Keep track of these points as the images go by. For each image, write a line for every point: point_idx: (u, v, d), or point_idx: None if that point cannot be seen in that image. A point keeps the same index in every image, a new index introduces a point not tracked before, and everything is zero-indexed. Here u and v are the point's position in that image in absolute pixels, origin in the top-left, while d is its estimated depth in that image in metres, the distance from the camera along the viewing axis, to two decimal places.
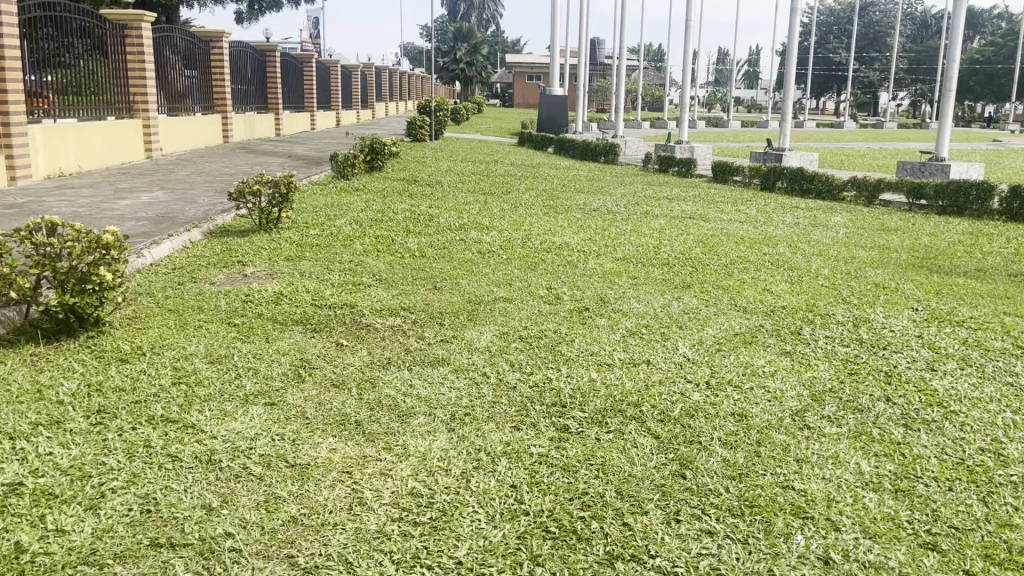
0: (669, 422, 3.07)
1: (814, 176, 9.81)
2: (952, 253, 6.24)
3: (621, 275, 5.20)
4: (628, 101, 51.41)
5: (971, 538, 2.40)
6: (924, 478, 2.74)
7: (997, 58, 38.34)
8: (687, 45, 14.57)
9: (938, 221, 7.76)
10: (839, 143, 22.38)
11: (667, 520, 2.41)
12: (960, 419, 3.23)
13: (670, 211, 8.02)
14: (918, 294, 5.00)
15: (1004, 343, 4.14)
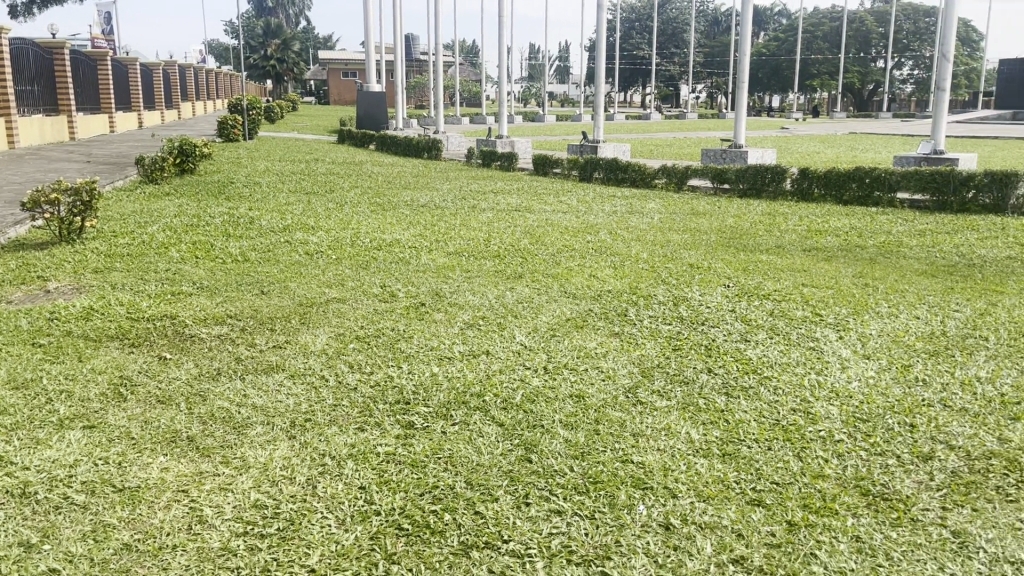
0: (512, 410, 3.12)
1: (627, 166, 10.28)
2: (755, 232, 6.76)
3: (454, 269, 5.23)
4: (445, 97, 51.62)
5: (790, 491, 2.62)
6: (746, 441, 2.96)
7: (780, 51, 41.82)
8: (502, 41, 14.83)
9: (740, 204, 8.37)
10: (648, 133, 23.62)
11: (517, 505, 2.45)
12: (772, 383, 3.51)
13: (496, 204, 8.14)
14: (729, 272, 5.37)
15: (805, 312, 4.53)
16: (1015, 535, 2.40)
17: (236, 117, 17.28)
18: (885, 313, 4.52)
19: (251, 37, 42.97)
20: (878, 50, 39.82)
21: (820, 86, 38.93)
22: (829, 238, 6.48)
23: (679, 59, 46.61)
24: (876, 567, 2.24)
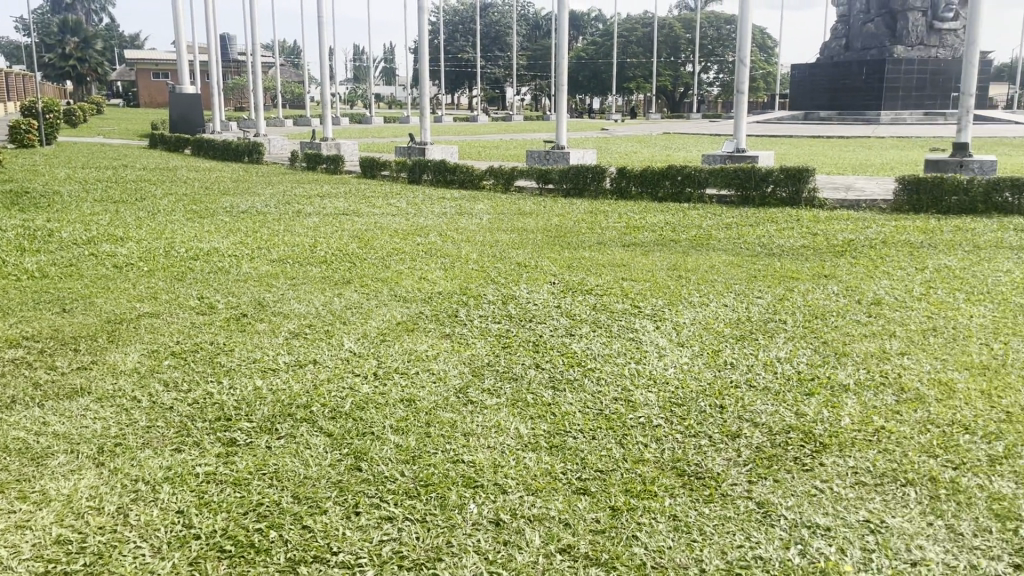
0: (340, 419, 3.06)
1: (455, 167, 10.34)
2: (579, 230, 7.00)
3: (277, 277, 5.06)
4: (267, 99, 49.88)
5: (613, 478, 2.74)
6: (572, 432, 3.07)
7: (597, 55, 43.54)
8: (322, 41, 14.52)
9: (565, 203, 8.64)
10: (475, 135, 23.88)
11: (347, 515, 2.42)
12: (596, 375, 3.65)
13: (322, 208, 7.96)
14: (554, 269, 5.53)
15: (626, 305, 4.75)
16: (811, 501, 2.64)
17: (30, 120, 15.87)
18: (697, 303, 4.82)
19: (45, 34, 39.61)
20: (687, 54, 42.33)
21: (636, 88, 40.88)
22: (647, 234, 6.81)
23: (503, 62, 47.49)
24: (692, 542, 2.39)
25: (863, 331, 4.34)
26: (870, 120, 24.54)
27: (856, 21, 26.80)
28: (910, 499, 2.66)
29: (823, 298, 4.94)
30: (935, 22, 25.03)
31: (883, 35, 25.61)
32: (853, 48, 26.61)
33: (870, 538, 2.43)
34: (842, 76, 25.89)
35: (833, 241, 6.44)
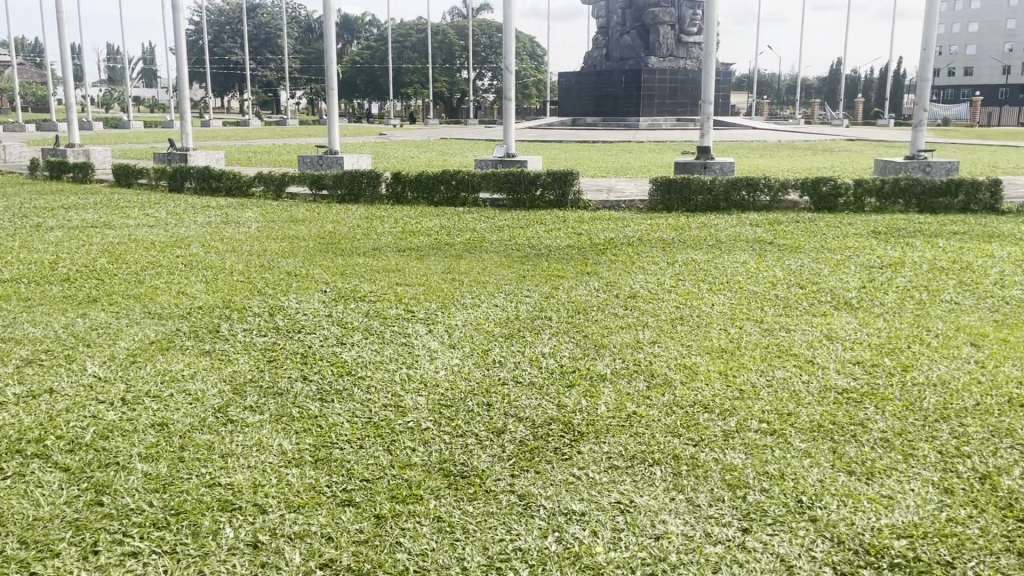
0: (81, 451, 2.81)
1: (221, 174, 9.84)
2: (352, 236, 6.90)
3: (9, 300, 4.56)
4: (5, 101, 44.87)
5: (379, 485, 2.72)
6: (339, 443, 3.02)
7: (373, 60, 43.32)
8: (64, 38, 13.29)
9: (339, 209, 8.49)
10: (247, 140, 22.92)
11: (84, 556, 2.23)
12: (365, 383, 3.62)
13: (67, 221, 7.27)
14: (325, 277, 5.41)
15: (398, 310, 4.75)
16: (568, 489, 2.78)
17: None
18: (468, 304, 4.91)
19: None
20: (461, 61, 43.20)
21: (414, 93, 41.16)
22: (421, 238, 6.86)
23: (275, 64, 45.96)
24: (454, 542, 2.43)
25: (620, 323, 4.64)
26: (631, 125, 26.31)
27: (614, 33, 28.57)
28: (656, 478, 2.87)
29: (585, 294, 5.22)
30: (681, 35, 27.38)
31: (639, 47, 27.57)
32: (613, 58, 28.45)
33: (620, 519, 2.59)
34: (603, 84, 27.55)
35: (596, 239, 6.83)
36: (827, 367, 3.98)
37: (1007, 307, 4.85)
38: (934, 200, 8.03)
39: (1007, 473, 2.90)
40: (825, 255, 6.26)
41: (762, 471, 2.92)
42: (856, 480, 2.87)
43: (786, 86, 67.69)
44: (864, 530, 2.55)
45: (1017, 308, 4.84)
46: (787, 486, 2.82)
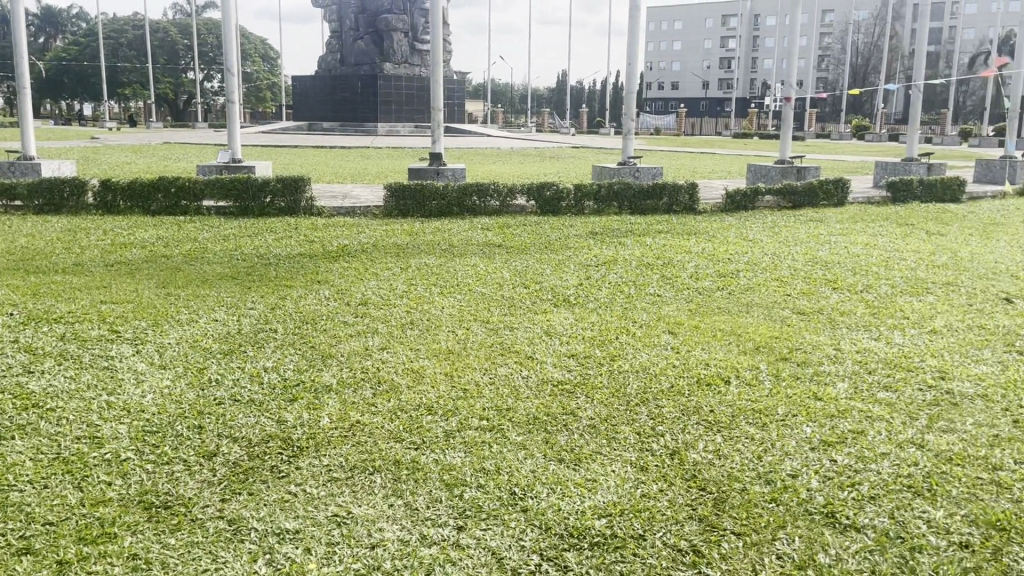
0: None
1: None
2: (50, 251, 6.21)
3: None
4: None
5: (65, 528, 2.46)
6: (18, 485, 2.69)
7: (82, 57, 39.48)
8: None
9: (35, 222, 7.61)
10: None
11: None
12: (56, 414, 3.25)
13: None
14: (13, 299, 4.81)
15: (101, 330, 4.33)
16: (283, 507, 2.68)
17: None
18: (184, 321, 4.60)
19: None
20: (187, 61, 40.69)
21: (133, 94, 38.09)
22: (134, 251, 6.33)
23: None
24: None
25: (348, 331, 4.57)
26: (368, 130, 26.26)
27: (347, 38, 28.29)
28: (375, 485, 2.86)
29: (314, 304, 5.09)
30: (415, 43, 28.00)
31: (373, 52, 27.61)
32: (347, 63, 28.23)
33: (336, 532, 2.55)
34: (339, 89, 27.22)
35: (327, 247, 6.70)
36: (545, 362, 4.18)
37: (700, 297, 5.41)
38: (643, 202, 8.80)
39: (693, 447, 3.22)
40: (548, 256, 6.63)
41: (478, 468, 3.01)
42: (564, 467, 3.05)
43: (518, 95, 71.24)
44: (569, 514, 2.70)
45: (708, 297, 5.42)
46: (502, 479, 2.92)
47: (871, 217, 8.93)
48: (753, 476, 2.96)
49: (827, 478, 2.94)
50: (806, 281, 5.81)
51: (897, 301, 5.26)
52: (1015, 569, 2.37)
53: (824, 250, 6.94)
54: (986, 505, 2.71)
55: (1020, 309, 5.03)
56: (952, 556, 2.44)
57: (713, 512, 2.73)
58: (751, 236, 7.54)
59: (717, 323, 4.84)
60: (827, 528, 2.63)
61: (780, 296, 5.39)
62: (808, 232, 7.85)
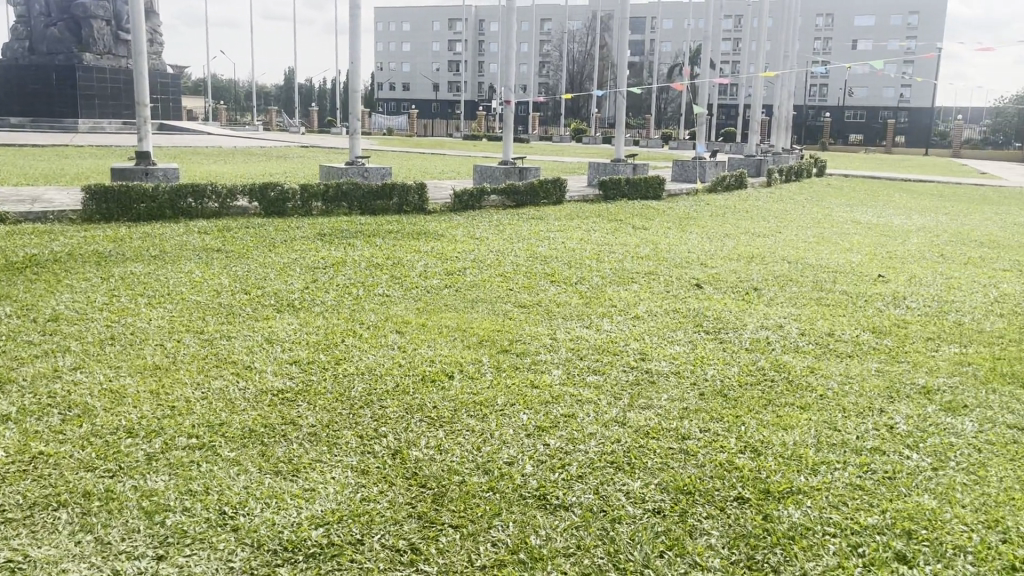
0: None
1: None
2: None
3: None
4: None
5: None
6: None
7: None
8: None
9: None
10: None
11: None
12: None
13: None
14: None
15: None
16: None
17: None
18: None
19: None
20: None
21: None
22: None
23: None
24: None
25: (33, 352, 4.05)
26: (67, 127, 23.55)
27: (36, 23, 25.32)
28: (60, 523, 2.54)
29: None
30: (119, 33, 25.86)
31: (69, 41, 24.91)
32: (38, 52, 25.20)
33: None
34: (28, 80, 24.24)
35: (11, 258, 5.90)
36: (264, 370, 3.95)
37: (427, 295, 5.41)
38: (373, 203, 8.72)
39: (415, 444, 3.12)
40: (271, 260, 6.34)
41: (184, 490, 2.78)
42: (280, 480, 2.88)
43: (243, 93, 68.06)
44: (283, 527, 2.56)
45: (435, 295, 5.43)
46: (210, 500, 2.72)
47: (586, 214, 9.58)
48: (471, 468, 2.93)
49: (541, 462, 2.97)
50: (527, 276, 6.06)
51: (606, 291, 5.65)
52: (697, 529, 2.54)
53: (544, 246, 7.31)
54: (676, 472, 2.89)
55: (708, 294, 5.62)
56: (646, 522, 2.57)
57: (431, 508, 2.68)
58: (477, 235, 7.75)
59: (444, 320, 4.78)
60: (538, 510, 2.66)
61: (503, 291, 5.56)
62: (530, 229, 8.23)
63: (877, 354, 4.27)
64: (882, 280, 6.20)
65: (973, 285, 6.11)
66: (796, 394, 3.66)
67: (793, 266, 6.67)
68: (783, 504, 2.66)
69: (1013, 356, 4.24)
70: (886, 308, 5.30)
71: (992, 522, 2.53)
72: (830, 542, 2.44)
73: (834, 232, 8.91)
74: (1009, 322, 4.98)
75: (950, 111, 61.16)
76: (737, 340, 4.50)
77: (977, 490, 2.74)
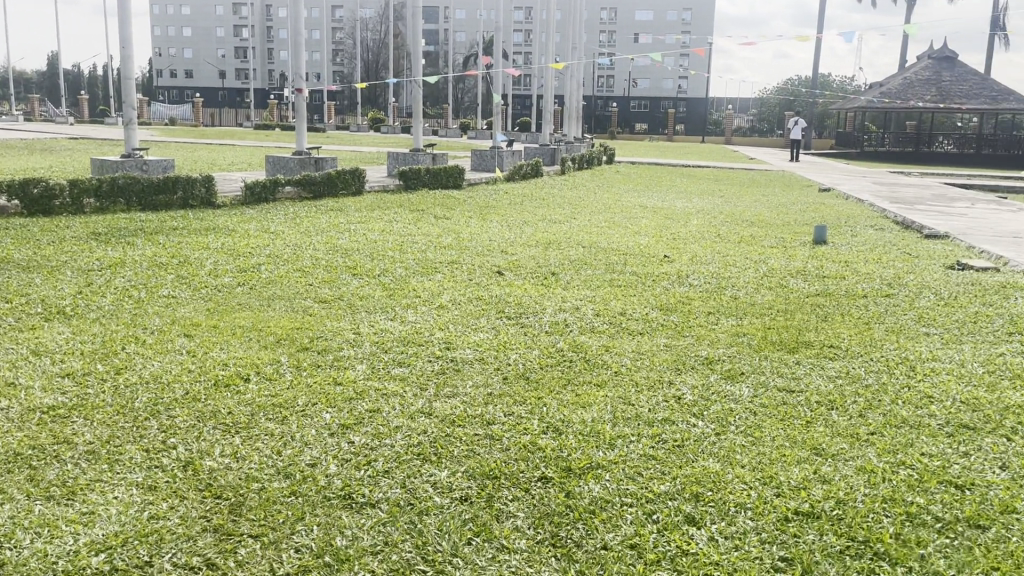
0: None
1: None
2: None
3: None
4: None
5: None
6: None
7: None
8: None
9: None
10: None
11: None
12: None
13: None
14: None
15: None
16: None
17: None
18: None
19: None
20: None
21: None
22: None
23: None
24: None
25: None
26: None
27: None
28: None
29: None
30: None
31: None
32: None
33: None
34: None
35: None
36: (31, 387, 3.54)
37: (218, 294, 5.10)
38: (154, 198, 8.12)
39: (209, 454, 2.89)
40: (37, 263, 5.74)
41: None
42: (53, 506, 2.57)
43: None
44: (58, 558, 2.30)
45: (228, 293, 5.13)
46: None
47: (386, 205, 9.47)
48: (271, 474, 2.76)
49: (345, 461, 2.87)
50: (327, 270, 5.89)
51: (409, 282, 5.60)
52: (503, 512, 2.57)
53: (344, 238, 7.14)
54: (481, 458, 2.91)
55: (509, 280, 5.73)
56: (453, 511, 2.56)
57: (229, 519, 2.50)
58: (272, 229, 7.42)
59: (236, 320, 4.52)
60: (343, 510, 2.56)
61: (302, 286, 5.36)
62: (328, 222, 8.01)
63: (664, 330, 4.54)
64: (668, 260, 6.60)
65: (745, 261, 6.65)
66: (593, 372, 3.82)
67: (588, 250, 6.95)
68: (583, 480, 2.76)
69: (781, 324, 4.66)
70: (672, 286, 5.64)
71: (767, 478, 2.76)
72: (627, 513, 2.55)
73: (623, 216, 9.39)
74: (777, 294, 5.47)
75: (721, 101, 66.39)
76: (537, 324, 4.62)
77: (753, 450, 2.98)
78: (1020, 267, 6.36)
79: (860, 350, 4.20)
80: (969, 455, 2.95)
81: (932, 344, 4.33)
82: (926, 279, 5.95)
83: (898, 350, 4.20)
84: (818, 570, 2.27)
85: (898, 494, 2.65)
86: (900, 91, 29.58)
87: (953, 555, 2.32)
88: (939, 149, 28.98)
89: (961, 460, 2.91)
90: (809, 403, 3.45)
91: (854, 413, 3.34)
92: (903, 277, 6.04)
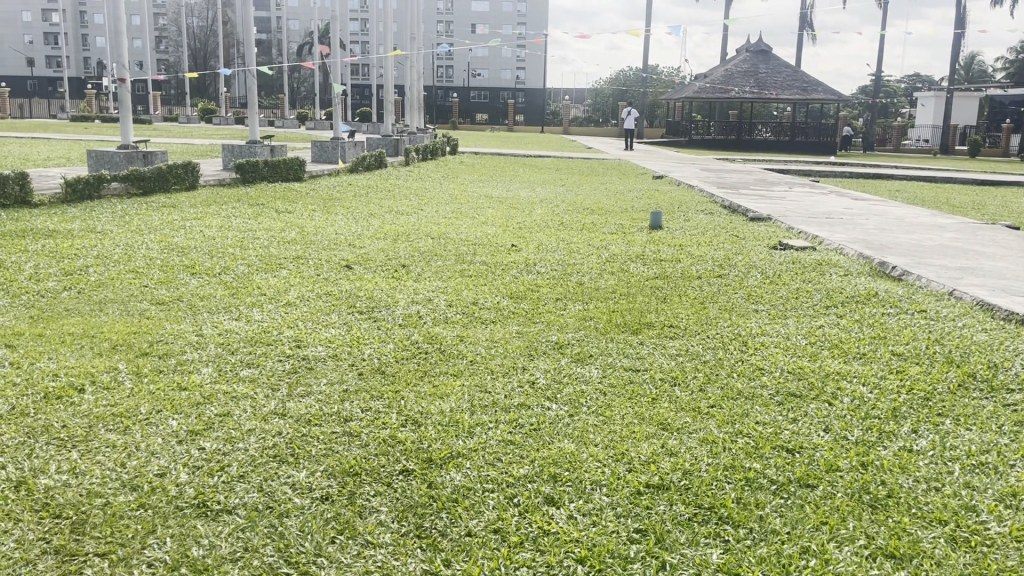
0: None
1: None
2: None
3: None
4: None
5: None
6: None
7: None
8: None
9: None
10: None
11: None
12: None
13: None
14: None
15: None
16: None
17: None
18: None
19: None
20: None
21: None
22: None
23: None
24: None
25: None
26: None
27: None
28: None
29: None
30: None
31: None
32: None
33: None
34: None
35: None
36: None
37: (42, 301, 4.71)
38: None
39: (44, 472, 2.68)
40: None
41: None
42: None
43: None
44: None
45: (53, 299, 4.75)
46: None
47: (223, 200, 9.07)
48: (116, 487, 2.61)
49: (196, 468, 2.75)
50: (163, 269, 5.58)
51: (253, 280, 5.41)
52: (366, 508, 2.55)
53: (179, 236, 6.79)
54: (340, 456, 2.87)
55: (358, 274, 5.65)
56: (314, 511, 2.52)
57: (71, 539, 2.34)
58: (99, 228, 6.94)
59: (65, 327, 4.20)
60: (198, 520, 2.46)
61: (136, 288, 5.04)
62: (161, 219, 7.59)
63: (515, 317, 4.64)
64: (515, 249, 6.73)
65: (588, 248, 6.89)
66: (448, 362, 3.85)
67: (436, 241, 6.97)
68: (444, 470, 2.78)
69: (625, 307, 4.87)
70: (521, 275, 5.76)
71: (620, 454, 2.89)
72: (489, 498, 2.61)
73: (470, 206, 9.47)
74: (619, 279, 5.69)
75: (558, 92, 68.06)
76: (390, 317, 4.60)
77: (605, 429, 3.11)
78: (832, 245, 6.96)
79: (697, 329, 4.46)
80: (796, 420, 3.22)
81: (761, 320, 4.66)
82: (752, 260, 6.39)
83: (731, 327, 4.49)
84: (670, 537, 2.41)
85: (737, 462, 2.84)
86: (723, 83, 31.39)
87: (787, 513, 2.53)
88: (758, 136, 31.06)
89: (790, 426, 3.17)
90: (653, 380, 3.64)
91: (694, 387, 3.56)
92: (732, 258, 6.45)
